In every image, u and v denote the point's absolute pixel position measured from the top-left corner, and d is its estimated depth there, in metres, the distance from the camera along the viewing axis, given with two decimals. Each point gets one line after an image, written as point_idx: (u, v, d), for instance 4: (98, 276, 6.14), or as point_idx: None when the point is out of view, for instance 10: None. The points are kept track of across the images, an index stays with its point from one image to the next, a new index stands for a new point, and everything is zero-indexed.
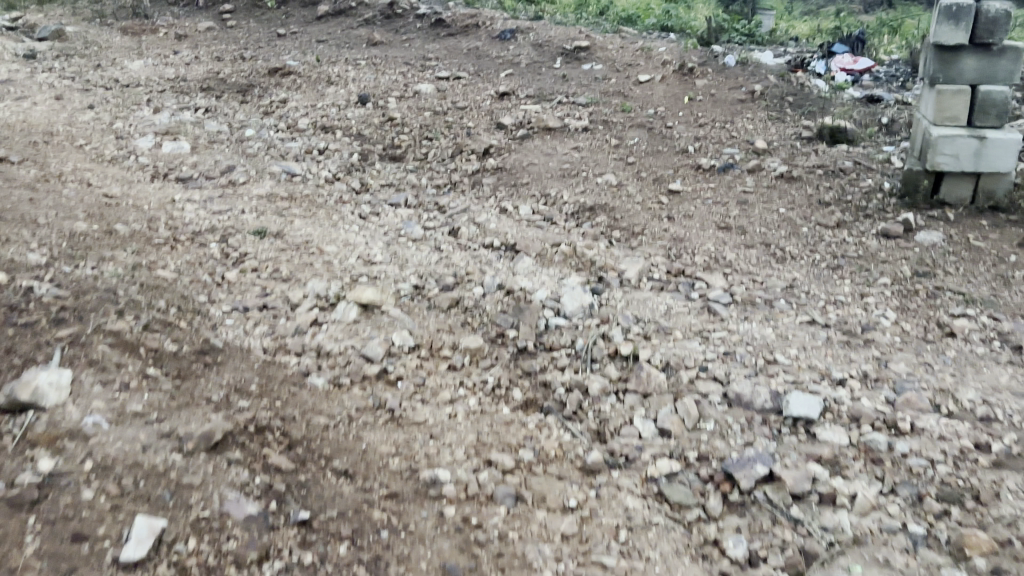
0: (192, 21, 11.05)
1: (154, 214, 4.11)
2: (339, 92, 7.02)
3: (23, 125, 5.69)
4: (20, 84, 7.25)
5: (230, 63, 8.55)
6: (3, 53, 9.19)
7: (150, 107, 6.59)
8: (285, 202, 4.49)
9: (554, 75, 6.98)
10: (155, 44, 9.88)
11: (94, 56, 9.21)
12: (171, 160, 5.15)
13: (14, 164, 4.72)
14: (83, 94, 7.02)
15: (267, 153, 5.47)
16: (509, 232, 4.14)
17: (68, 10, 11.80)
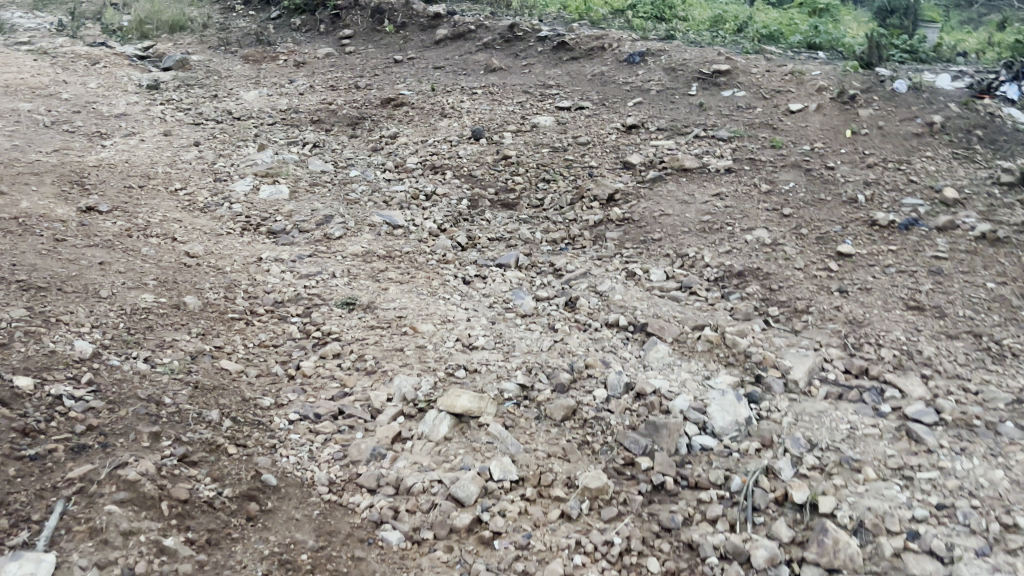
0: (312, 47, 10.90)
1: (234, 278, 3.65)
2: (453, 125, 6.52)
3: (124, 167, 5.45)
4: (133, 118, 7.12)
5: (344, 93, 8.24)
6: (128, 85, 9.24)
7: (256, 143, 6.27)
8: (382, 262, 3.97)
9: (689, 104, 6.22)
10: (273, 73, 9.73)
11: (213, 87, 9.12)
12: (266, 206, 4.74)
13: (101, 214, 4.40)
14: (193, 128, 6.81)
15: (369, 200, 5.00)
16: (639, 306, 3.43)
17: (196, 39, 11.97)
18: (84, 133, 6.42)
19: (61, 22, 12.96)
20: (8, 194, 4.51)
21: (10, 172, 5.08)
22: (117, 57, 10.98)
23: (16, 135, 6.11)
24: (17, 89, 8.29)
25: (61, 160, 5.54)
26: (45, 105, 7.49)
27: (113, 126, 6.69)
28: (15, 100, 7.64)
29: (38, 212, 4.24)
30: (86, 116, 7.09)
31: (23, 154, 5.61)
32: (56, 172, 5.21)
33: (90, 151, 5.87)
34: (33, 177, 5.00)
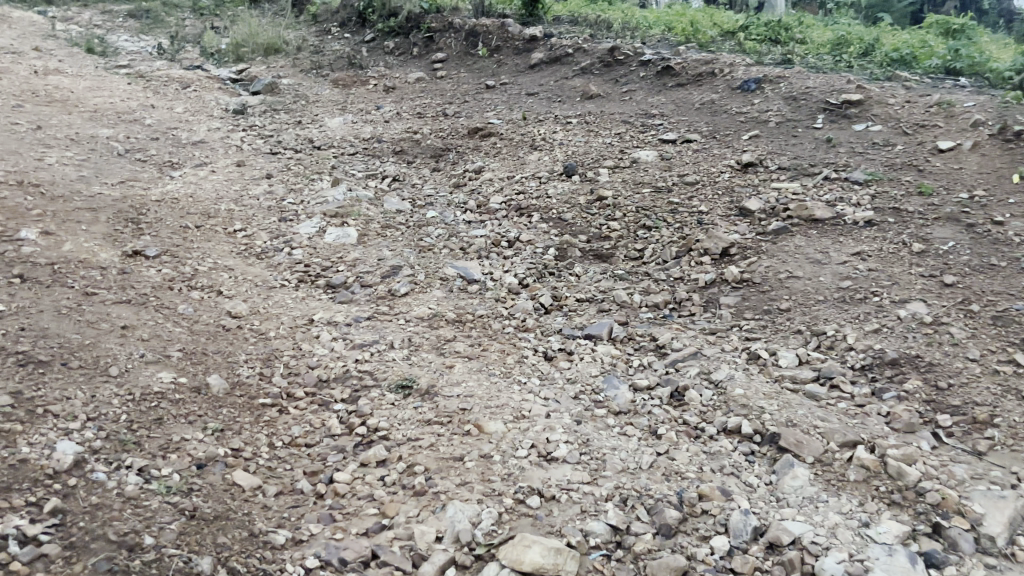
0: (403, 72, 10.53)
1: (276, 347, 3.12)
2: (543, 158, 5.91)
3: (187, 203, 5.07)
4: (212, 147, 6.84)
5: (432, 122, 7.76)
6: (215, 110, 9.07)
7: (330, 176, 5.82)
8: (451, 329, 3.36)
9: (814, 139, 5.43)
10: (362, 99, 9.40)
11: (299, 113, 8.82)
12: (329, 252, 4.23)
13: (147, 259, 3.98)
14: (269, 159, 6.44)
15: (443, 247, 4.43)
16: (765, 405, 2.71)
17: (289, 62, 11.84)
18: (156, 163, 6.13)
19: (163, 45, 13.07)
20: (54, 233, 4.16)
21: (66, 207, 4.77)
22: (211, 82, 10.91)
23: (87, 166, 5.86)
24: (104, 114, 8.18)
25: (124, 193, 5.22)
26: (126, 132, 7.30)
27: (188, 156, 6.38)
28: (99, 127, 7.49)
29: (79, 257, 3.85)
30: (164, 144, 6.83)
31: (87, 186, 5.32)
32: (115, 207, 4.87)
33: (157, 184, 5.54)
34: (88, 214, 4.66)
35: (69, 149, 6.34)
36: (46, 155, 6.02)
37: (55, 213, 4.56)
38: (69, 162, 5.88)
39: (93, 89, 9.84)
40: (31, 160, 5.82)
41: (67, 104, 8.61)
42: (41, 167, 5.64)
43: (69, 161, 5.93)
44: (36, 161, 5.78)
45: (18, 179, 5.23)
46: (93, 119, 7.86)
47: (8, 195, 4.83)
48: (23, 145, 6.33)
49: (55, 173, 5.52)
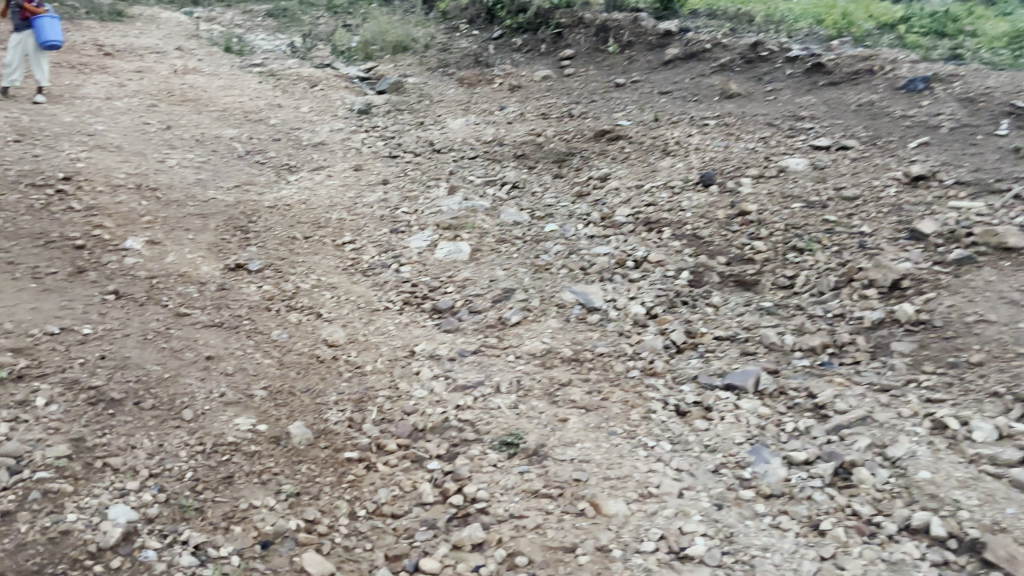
0: (529, 70, 10.18)
1: (372, 384, 2.79)
2: (677, 165, 5.38)
3: (299, 210, 4.88)
4: (332, 149, 6.70)
5: (557, 123, 7.36)
6: (340, 109, 9.04)
7: (447, 184, 5.52)
8: (568, 368, 2.93)
9: (999, 147, 4.66)
10: (487, 99, 9.13)
11: (422, 114, 8.62)
12: (439, 271, 3.89)
13: (250, 274, 3.76)
14: (387, 163, 6.22)
15: (563, 267, 4.01)
16: (963, 496, 2.14)
17: (417, 59, 11.74)
18: (274, 166, 6.01)
19: (296, 44, 13.28)
20: (161, 243, 4.03)
21: (179, 212, 4.66)
22: (339, 81, 10.93)
23: (207, 168, 5.81)
24: (233, 114, 8.24)
25: (238, 199, 5.10)
26: (250, 133, 7.28)
27: (306, 159, 6.24)
28: (226, 127, 7.52)
29: (180, 271, 3.67)
30: (285, 146, 6.74)
31: (203, 191, 5.23)
32: (227, 214, 4.73)
33: (272, 189, 5.40)
34: (198, 221, 4.53)
35: (193, 150, 6.34)
36: (169, 157, 6.02)
37: (166, 220, 4.45)
38: (190, 165, 5.84)
39: (226, 88, 10.02)
40: (154, 162, 5.82)
41: (199, 104, 8.75)
42: (161, 170, 5.62)
43: (190, 163, 5.90)
44: (158, 164, 5.78)
45: (138, 184, 5.20)
46: (221, 120, 7.92)
47: (124, 200, 4.78)
48: (150, 146, 6.38)
49: (174, 177, 5.48)
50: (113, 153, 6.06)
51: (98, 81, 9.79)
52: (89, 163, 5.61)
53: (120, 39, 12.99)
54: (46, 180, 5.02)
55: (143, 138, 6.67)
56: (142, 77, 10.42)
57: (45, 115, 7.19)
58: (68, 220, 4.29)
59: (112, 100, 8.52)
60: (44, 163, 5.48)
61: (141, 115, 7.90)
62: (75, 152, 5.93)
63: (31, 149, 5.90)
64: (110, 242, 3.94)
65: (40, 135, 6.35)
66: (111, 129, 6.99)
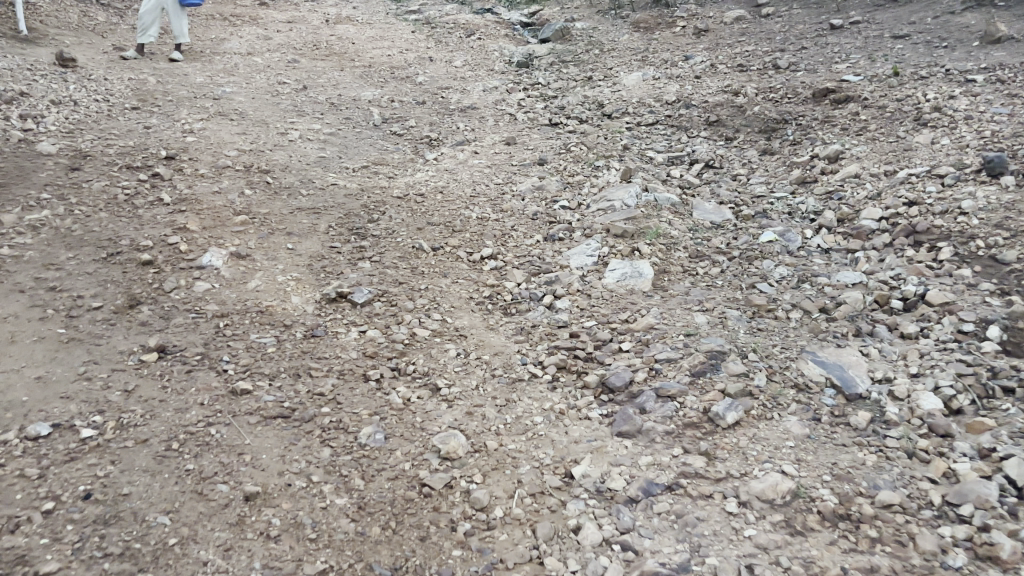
0: (717, 13, 8.72)
1: (500, 551, 1.71)
2: (940, 141, 3.90)
3: (432, 207, 3.87)
4: (482, 114, 5.67)
5: (758, 77, 5.93)
6: (497, 62, 8.01)
7: (619, 166, 4.33)
8: (832, 539, 1.72)
9: None
10: (667, 46, 7.82)
11: (591, 67, 7.41)
12: (611, 312, 2.74)
13: (351, 310, 2.77)
14: (547, 134, 5.10)
15: (791, 307, 2.75)
16: None
17: (586, 1, 10.53)
18: (413, 138, 5.04)
19: None
20: (250, 257, 3.13)
21: (285, 207, 3.77)
22: (499, 28, 9.90)
23: (333, 141, 4.93)
24: (379, 71, 7.38)
25: (362, 188, 4.17)
26: (394, 94, 6.37)
27: (451, 127, 5.24)
28: (367, 87, 6.66)
29: (261, 304, 2.75)
30: (429, 111, 5.77)
31: (323, 174, 4.34)
32: (343, 211, 3.80)
33: (406, 172, 4.43)
34: (305, 221, 3.62)
35: (323, 118, 5.49)
36: (295, 126, 5.20)
37: (266, 219, 3.57)
38: (315, 137, 4.97)
39: (377, 39, 9.21)
40: (274, 134, 5.01)
41: (345, 58, 7.97)
42: (280, 144, 4.79)
43: (315, 135, 5.03)
44: (279, 136, 4.96)
45: (249, 164, 4.38)
46: (365, 78, 7.07)
47: (226, 188, 3.96)
48: (277, 113, 5.60)
49: (294, 154, 4.63)
50: (233, 121, 5.31)
51: (246, 34, 9.26)
52: (202, 136, 4.87)
53: None
54: (146, 162, 4.30)
55: (272, 103, 5.91)
56: (293, 29, 9.82)
57: (177, 76, 6.60)
58: (149, 217, 3.49)
59: (255, 56, 7.90)
60: (152, 139, 4.79)
61: (281, 73, 7.20)
62: (193, 121, 5.23)
63: (147, 118, 5.26)
64: (185, 257, 3.09)
65: (162, 101, 5.72)
66: (241, 91, 6.28)
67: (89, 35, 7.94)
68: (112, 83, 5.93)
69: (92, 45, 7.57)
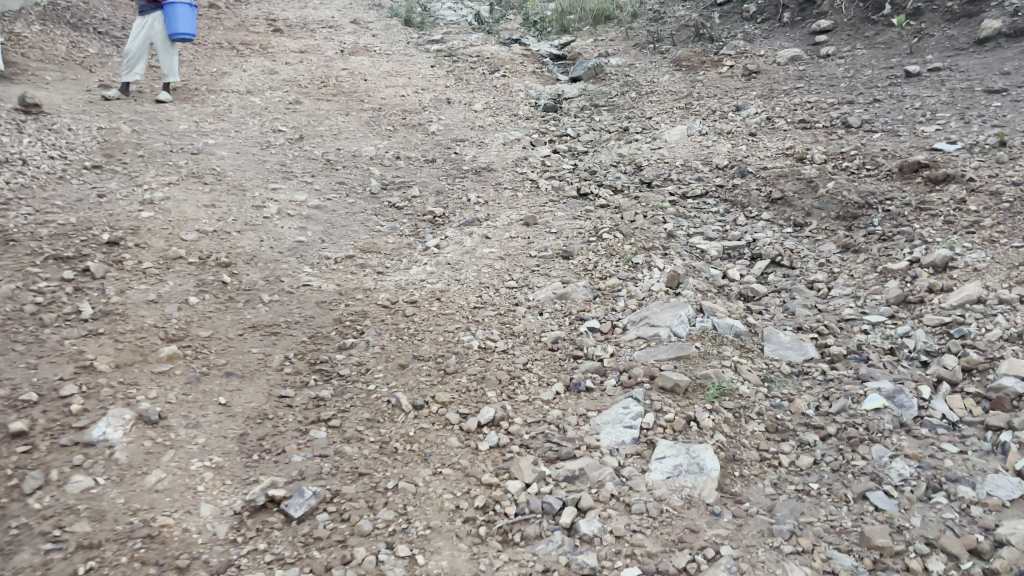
0: (768, 51, 7.86)
1: None
2: None
3: (424, 323, 3.02)
4: (500, 178, 4.86)
5: (825, 138, 5.06)
6: (522, 105, 7.26)
7: (665, 266, 3.45)
8: None
9: None
10: (713, 89, 6.99)
11: (626, 114, 6.59)
12: (659, 548, 1.88)
13: (281, 531, 1.93)
14: (575, 212, 4.27)
15: (926, 548, 1.87)
16: None
17: (622, 33, 9.78)
18: (416, 214, 4.25)
19: (482, 14, 11.73)
20: (163, 421, 2.31)
21: (235, 325, 2.96)
22: (526, 63, 9.15)
23: (318, 218, 4.13)
24: (389, 116, 6.62)
25: (340, 289, 3.34)
26: (401, 149, 5.60)
27: (460, 200, 4.43)
28: (372, 139, 5.89)
29: (155, 520, 1.92)
30: (438, 173, 4.98)
31: (296, 268, 3.54)
32: (309, 330, 2.98)
33: (399, 266, 3.62)
34: (256, 348, 2.80)
35: (313, 183, 4.72)
36: (276, 195, 4.42)
37: (206, 348, 2.75)
38: (296, 211, 4.18)
39: (393, 74, 8.50)
40: (249, 206, 4.22)
41: (353, 98, 7.24)
42: (252, 221, 4.00)
43: (299, 207, 4.24)
44: (253, 209, 4.18)
45: (206, 252, 3.59)
46: (372, 125, 6.31)
47: (167, 292, 3.16)
48: (261, 175, 4.84)
49: (266, 237, 3.85)
50: (206, 186, 4.55)
51: (252, 66, 8.58)
52: (160, 209, 4.10)
53: (296, 12, 12.12)
54: (80, 251, 3.52)
55: (260, 160, 5.16)
56: (304, 60, 9.16)
57: (159, 122, 5.88)
58: (51, 345, 2.69)
59: (254, 94, 7.18)
60: (100, 212, 4.04)
61: (279, 117, 6.46)
62: (158, 186, 4.46)
63: (105, 182, 4.51)
64: (73, 418, 2.28)
65: (131, 156, 4.98)
66: (227, 143, 5.54)
67: (75, 69, 7.29)
68: (77, 132, 5.22)
69: (76, 82, 6.92)
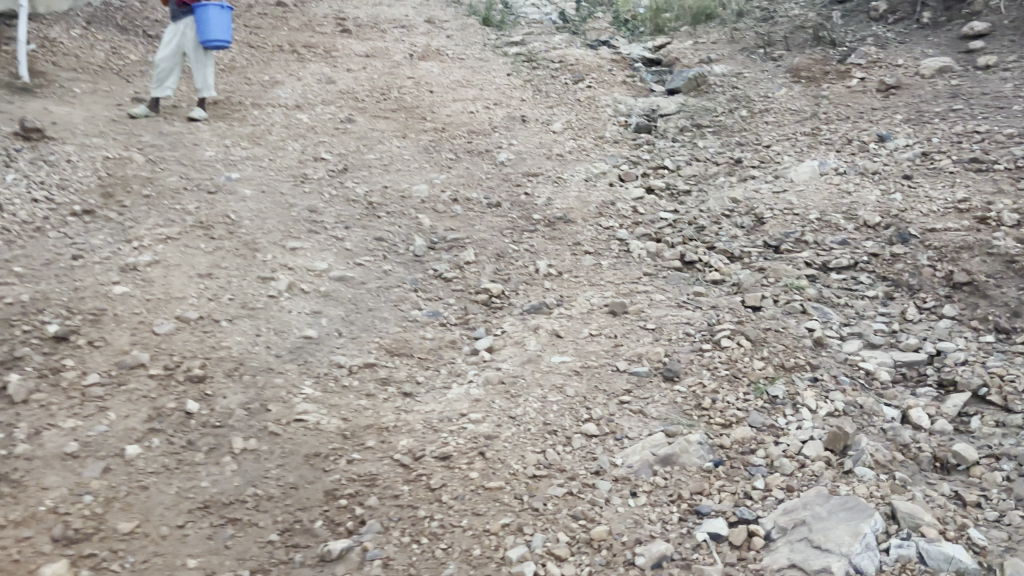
0: (908, 60, 6.55)
1: None
2: None
3: (457, 508, 2.02)
4: (579, 234, 3.83)
5: (1012, 188, 3.83)
6: (609, 125, 6.19)
7: (831, 423, 2.31)
8: None
9: None
10: (844, 108, 5.78)
11: (737, 140, 5.44)
12: None
13: None
14: (678, 292, 3.19)
15: None
16: None
17: (726, 34, 8.56)
18: (468, 292, 3.25)
19: (568, 12, 10.65)
20: None
21: (177, 504, 2.02)
22: (615, 70, 8.06)
23: (337, 295, 3.17)
24: (453, 139, 5.65)
25: (346, 428, 2.36)
26: (461, 188, 4.61)
27: (526, 271, 3.41)
28: (428, 172, 4.92)
29: None
30: (502, 228, 3.97)
31: (295, 383, 2.58)
32: (285, 516, 2.03)
33: (437, 383, 2.63)
34: (194, 558, 1.88)
35: (345, 237, 3.79)
36: (294, 257, 3.49)
37: (116, 560, 1.85)
38: (313, 284, 3.23)
39: (464, 82, 7.53)
40: (254, 275, 3.29)
41: (415, 114, 6.29)
42: (251, 303, 3.06)
43: (318, 278, 3.29)
44: (258, 281, 3.24)
45: (176, 357, 2.66)
46: (431, 151, 5.35)
47: (96, 437, 2.24)
48: (283, 224, 3.93)
49: (266, 328, 2.90)
50: (212, 241, 3.66)
51: (309, 73, 7.75)
52: (139, 280, 3.20)
53: (368, 10, 11.29)
54: (12, 351, 2.64)
55: (286, 202, 4.25)
56: (368, 65, 8.27)
57: (183, 148, 5.05)
58: None
59: (303, 109, 6.31)
60: (63, 282, 3.16)
61: (325, 139, 5.57)
62: (150, 242, 3.58)
63: (90, 234, 3.68)
64: None
65: (134, 197, 4.15)
66: (255, 176, 4.66)
67: (110, 79, 6.56)
68: (79, 164, 4.41)
69: (109, 95, 6.21)
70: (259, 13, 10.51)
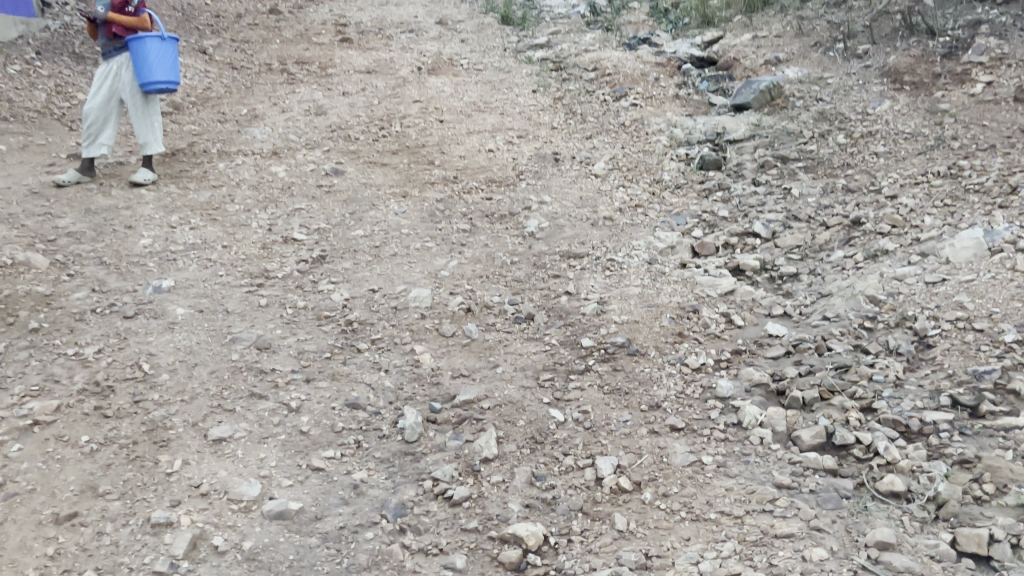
0: None
1: None
2: None
3: None
4: (656, 384, 2.53)
5: None
6: (665, 159, 4.85)
7: None
8: None
9: None
10: (979, 129, 4.36)
11: (844, 184, 4.08)
12: None
13: None
14: (844, 535, 1.87)
15: None
16: None
17: (792, 23, 7.11)
18: (489, 535, 1.98)
19: (599, 3, 9.24)
20: None
21: None
22: (661, 78, 6.68)
23: (271, 560, 1.92)
24: (466, 196, 4.36)
25: None
26: (477, 285, 3.33)
27: (581, 480, 2.13)
28: (433, 255, 3.64)
29: None
30: (537, 369, 2.68)
31: None
32: None
33: None
34: None
35: (302, 406, 2.51)
36: (215, 465, 2.23)
37: None
38: (235, 535, 1.99)
39: (481, 104, 6.22)
40: (143, 514, 2.05)
41: (418, 158, 5.01)
42: None
43: (246, 518, 2.04)
44: (146, 530, 1.99)
45: None
46: (437, 218, 4.07)
47: None
48: (214, 380, 2.67)
49: None
50: (99, 429, 2.42)
51: (296, 100, 6.48)
52: None
53: (372, 11, 9.99)
54: None
55: (229, 329, 3.00)
56: (367, 85, 6.98)
57: (111, 235, 3.83)
58: None
59: (281, 158, 5.06)
60: None
61: (302, 204, 4.31)
62: (2, 437, 2.37)
63: None
64: None
65: (13, 337, 2.94)
66: (197, 281, 3.42)
67: (48, 128, 5.37)
68: None
69: (41, 152, 5.01)
70: (249, 23, 9.27)
